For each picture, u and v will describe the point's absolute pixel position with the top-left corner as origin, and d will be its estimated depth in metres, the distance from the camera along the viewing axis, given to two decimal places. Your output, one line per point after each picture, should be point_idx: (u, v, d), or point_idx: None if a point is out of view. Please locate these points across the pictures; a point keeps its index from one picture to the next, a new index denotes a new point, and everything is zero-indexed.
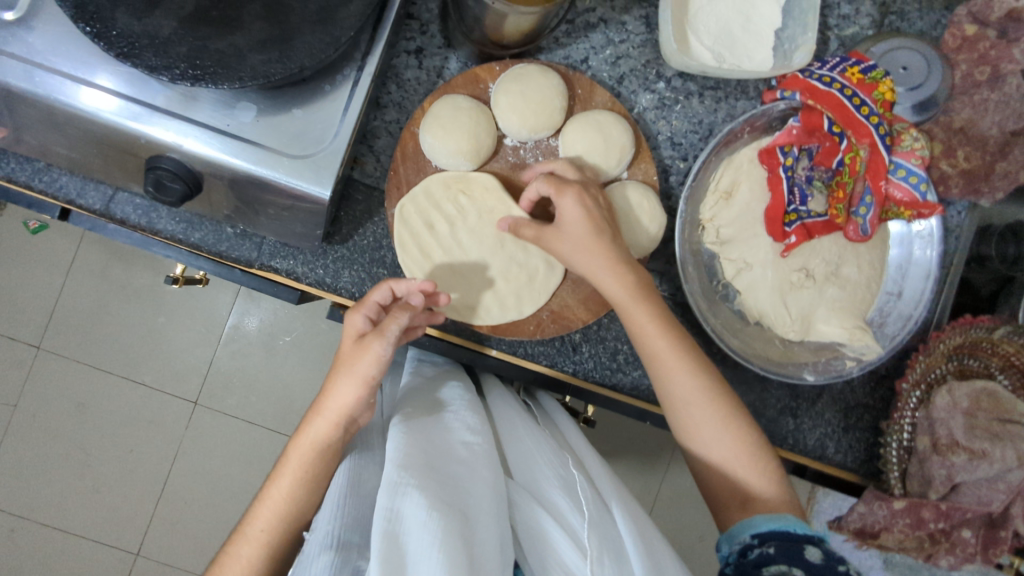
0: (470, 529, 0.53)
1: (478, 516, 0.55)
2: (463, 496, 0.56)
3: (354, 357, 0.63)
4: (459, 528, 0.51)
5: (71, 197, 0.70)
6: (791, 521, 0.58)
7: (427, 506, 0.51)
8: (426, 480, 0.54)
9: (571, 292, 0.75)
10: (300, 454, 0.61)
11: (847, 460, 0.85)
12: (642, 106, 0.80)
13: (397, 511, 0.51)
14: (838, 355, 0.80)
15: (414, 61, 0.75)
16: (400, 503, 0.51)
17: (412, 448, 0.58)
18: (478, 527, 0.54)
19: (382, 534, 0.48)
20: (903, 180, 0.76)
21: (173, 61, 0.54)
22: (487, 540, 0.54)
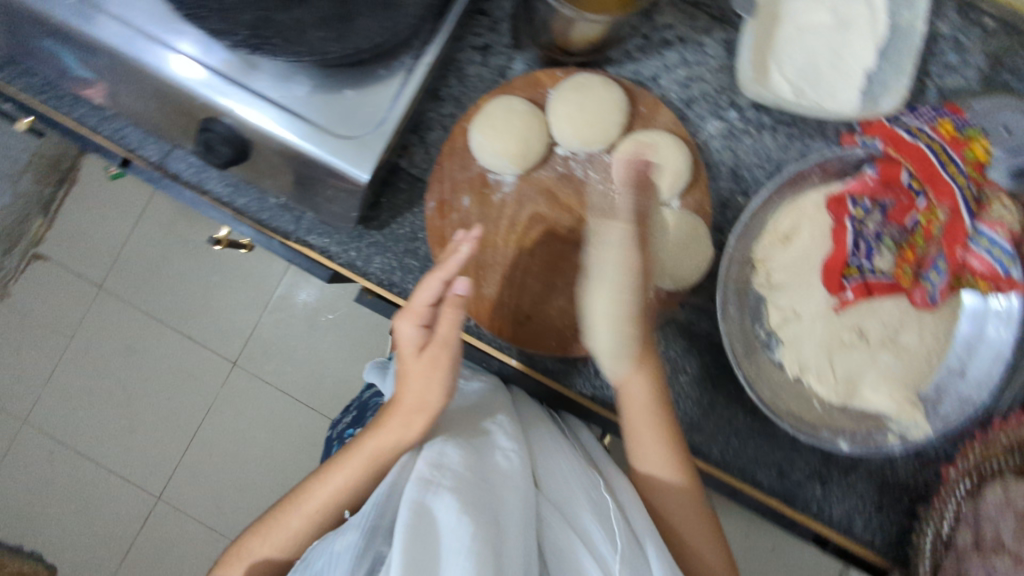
0: (500, 539, 0.55)
1: (509, 528, 0.57)
2: (495, 503, 0.57)
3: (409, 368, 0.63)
4: (489, 539, 0.53)
5: (132, 147, 0.73)
6: None
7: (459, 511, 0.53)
8: (460, 483, 0.56)
9: None
10: (333, 490, 0.62)
11: (874, 541, 0.78)
12: (708, 132, 0.76)
13: (424, 507, 0.53)
14: (881, 427, 0.74)
15: (479, 57, 0.74)
16: (432, 502, 0.53)
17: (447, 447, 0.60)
18: (510, 538, 0.56)
19: (410, 527, 0.50)
20: (984, 252, 0.67)
21: (236, 27, 0.55)
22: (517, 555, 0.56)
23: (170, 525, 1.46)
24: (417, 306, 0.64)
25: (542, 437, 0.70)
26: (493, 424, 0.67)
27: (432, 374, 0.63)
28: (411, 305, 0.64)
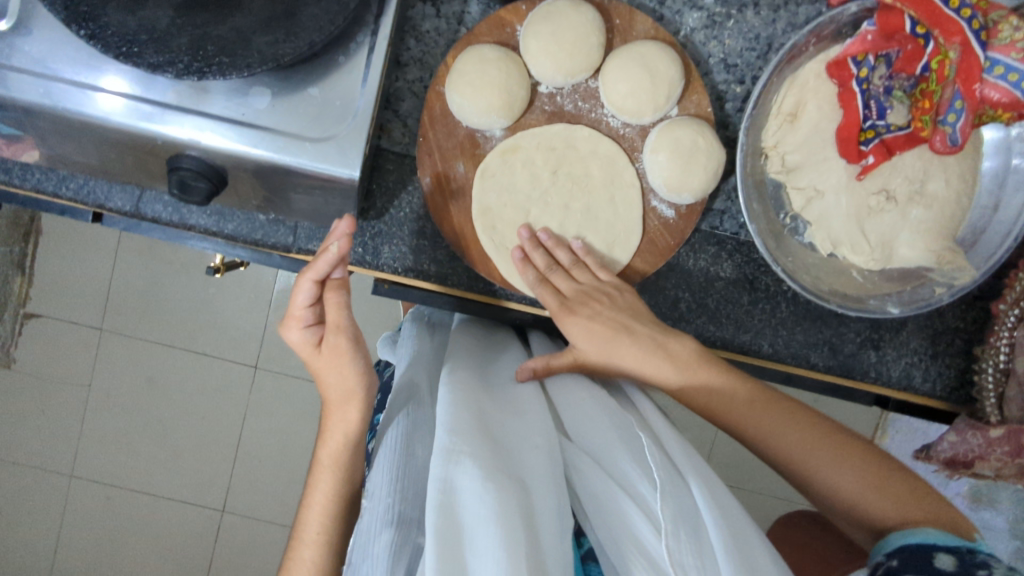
0: (524, 497, 0.49)
1: (535, 481, 0.51)
2: (514, 460, 0.52)
3: (326, 363, 0.66)
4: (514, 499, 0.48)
5: (100, 201, 0.68)
6: (933, 533, 0.52)
7: (480, 476, 0.48)
8: (477, 446, 0.51)
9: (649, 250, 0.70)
10: (322, 503, 0.65)
11: (936, 389, 0.79)
12: (689, 27, 0.71)
13: (448, 482, 0.48)
14: (926, 282, 0.73)
15: (431, 9, 0.68)
16: (452, 474, 0.49)
17: (464, 412, 0.55)
18: (536, 490, 0.51)
19: (436, 508, 0.46)
20: (1000, 80, 0.63)
21: (176, 55, 0.50)
22: (550, 510, 0.50)
23: (243, 532, 1.49)
24: (296, 312, 0.64)
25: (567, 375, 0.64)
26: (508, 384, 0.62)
27: (342, 362, 0.66)
28: (292, 314, 0.64)
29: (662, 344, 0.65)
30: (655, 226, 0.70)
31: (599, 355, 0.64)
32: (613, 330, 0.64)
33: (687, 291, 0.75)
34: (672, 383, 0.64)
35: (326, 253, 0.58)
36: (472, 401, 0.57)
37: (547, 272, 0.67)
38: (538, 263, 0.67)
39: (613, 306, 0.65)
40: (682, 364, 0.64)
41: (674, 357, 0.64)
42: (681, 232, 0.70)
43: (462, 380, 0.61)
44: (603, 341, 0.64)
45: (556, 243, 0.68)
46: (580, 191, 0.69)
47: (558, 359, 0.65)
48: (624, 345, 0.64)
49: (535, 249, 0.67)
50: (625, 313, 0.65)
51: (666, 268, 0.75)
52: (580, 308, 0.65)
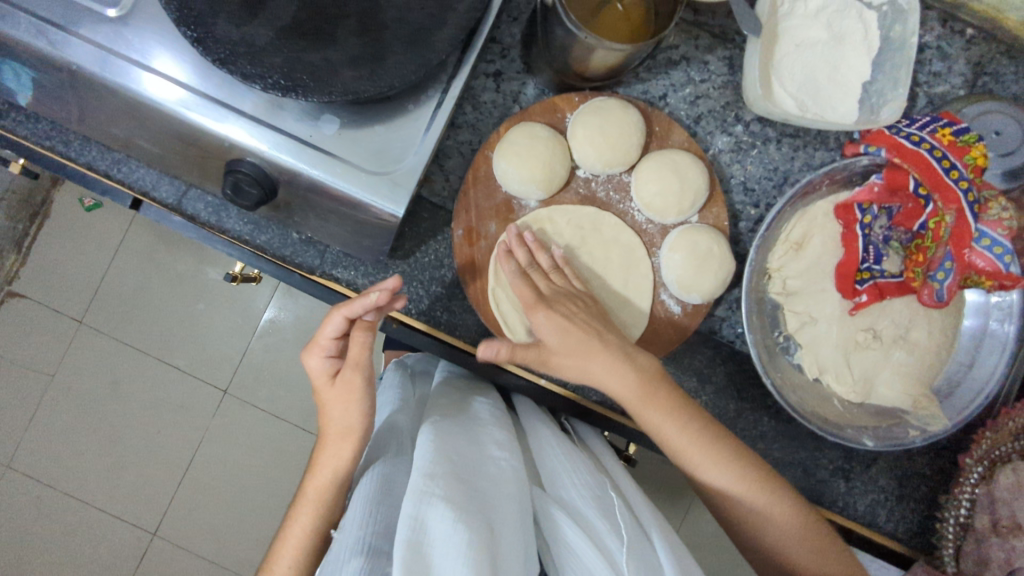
0: (495, 542, 0.50)
1: (507, 531, 0.53)
2: (488, 505, 0.53)
3: (336, 395, 0.66)
4: (486, 540, 0.49)
5: (145, 188, 0.71)
6: None
7: (454, 514, 0.49)
8: (451, 489, 0.52)
9: (653, 339, 0.73)
10: (298, 539, 0.63)
11: (897, 530, 0.81)
12: (717, 147, 0.79)
13: (420, 521, 0.49)
14: (901, 422, 0.77)
15: (492, 84, 0.75)
16: (424, 514, 0.50)
17: (441, 455, 0.57)
18: (507, 540, 0.52)
19: (405, 543, 0.47)
20: (987, 250, 0.70)
21: (268, 71, 0.55)
22: (518, 559, 0.52)
23: (169, 561, 1.41)
24: (322, 340, 0.64)
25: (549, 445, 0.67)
26: (487, 438, 0.65)
27: (350, 398, 0.65)
28: (317, 340, 0.65)
29: (628, 354, 0.65)
30: (661, 319, 0.73)
31: (569, 354, 0.63)
32: (585, 333, 0.64)
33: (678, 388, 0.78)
34: (631, 396, 0.64)
35: (366, 300, 0.60)
36: (451, 449, 0.59)
37: (529, 269, 0.68)
38: (520, 259, 0.68)
39: (587, 312, 0.67)
40: (644, 377, 0.64)
41: (639, 367, 0.65)
42: (683, 328, 0.73)
43: (444, 429, 0.63)
44: (575, 340, 0.63)
45: (538, 247, 0.69)
46: (587, 250, 0.73)
47: (524, 349, 0.64)
48: (595, 349, 0.64)
49: (520, 246, 0.68)
50: (596, 320, 0.66)
51: (662, 360, 0.78)
52: (556, 306, 0.65)
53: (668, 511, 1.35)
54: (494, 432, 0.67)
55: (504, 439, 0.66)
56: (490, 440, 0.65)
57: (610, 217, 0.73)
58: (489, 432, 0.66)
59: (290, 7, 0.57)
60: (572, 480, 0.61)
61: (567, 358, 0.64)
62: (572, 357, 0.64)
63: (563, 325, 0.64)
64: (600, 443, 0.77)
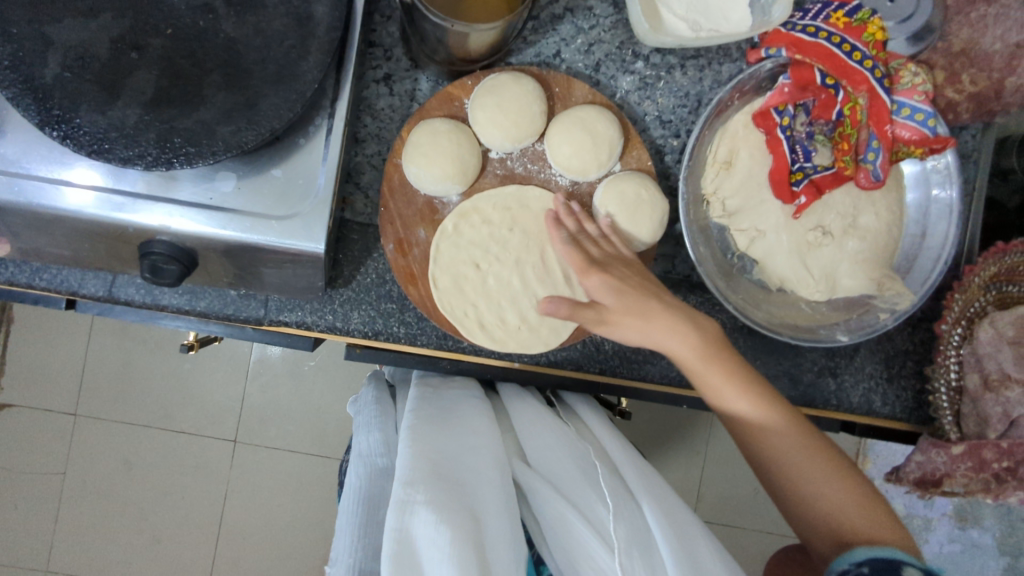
0: (480, 534, 0.52)
1: (492, 520, 0.55)
2: (469, 499, 0.55)
3: None
4: (470, 536, 0.50)
5: (73, 288, 0.71)
6: (892, 550, 0.56)
7: (438, 517, 0.50)
8: (432, 492, 0.53)
9: None
10: None
11: (896, 411, 0.83)
12: (623, 89, 0.78)
13: (405, 531, 0.50)
14: (871, 309, 0.77)
15: (385, 89, 0.74)
16: (409, 522, 0.50)
17: (416, 458, 0.58)
18: (492, 528, 0.54)
19: (392, 556, 0.48)
20: (908, 119, 0.72)
21: (145, 148, 0.54)
22: (505, 544, 0.54)
23: None
24: None
25: (527, 422, 0.69)
26: (469, 430, 0.66)
27: None
28: None
29: (695, 319, 0.65)
30: None
31: (629, 313, 0.64)
32: (642, 294, 0.65)
33: None
34: (692, 357, 0.64)
35: None
36: (432, 449, 0.60)
37: (579, 237, 0.69)
38: (570, 229, 0.70)
39: (642, 278, 0.67)
40: (708, 340, 0.64)
41: (703, 330, 0.65)
42: None
43: (423, 427, 0.64)
44: (633, 303, 0.64)
45: (587, 218, 0.70)
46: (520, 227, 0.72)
47: (584, 312, 0.65)
48: (655, 307, 0.64)
49: (569, 216, 0.70)
50: (650, 284, 0.67)
51: None
52: (611, 271, 0.66)
53: (691, 435, 1.37)
54: (473, 423, 0.68)
55: (482, 428, 0.67)
56: (470, 431, 0.66)
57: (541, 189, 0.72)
58: (467, 425, 0.67)
59: (150, 78, 0.55)
60: (554, 454, 0.63)
61: (649, 329, 0.64)
62: (631, 316, 0.64)
63: (631, 298, 0.65)
64: (584, 404, 0.80)
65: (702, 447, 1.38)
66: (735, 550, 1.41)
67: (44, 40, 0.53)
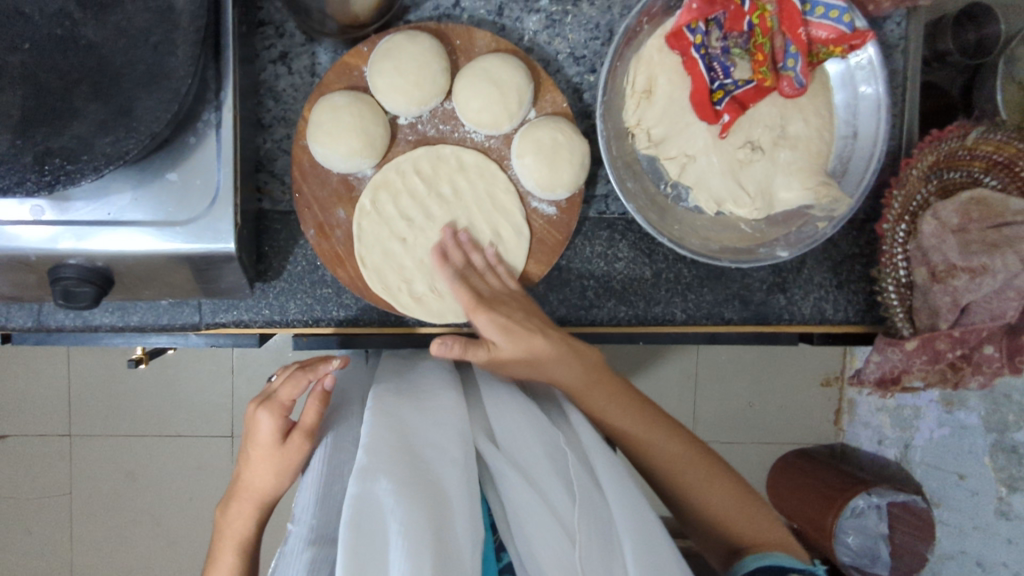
0: (442, 516, 0.52)
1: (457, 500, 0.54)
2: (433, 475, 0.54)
3: (266, 459, 0.63)
4: (429, 516, 0.51)
5: (2, 323, 0.70)
6: (779, 556, 0.63)
7: (401, 497, 0.50)
8: (398, 466, 0.53)
9: (542, 247, 0.72)
10: (240, 520, 0.64)
11: (849, 315, 0.83)
12: (531, 30, 0.75)
13: (365, 497, 0.50)
14: (808, 219, 0.76)
15: (282, 68, 0.71)
16: (370, 492, 0.50)
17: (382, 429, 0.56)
18: (458, 507, 0.54)
19: (350, 526, 0.48)
20: (823, 18, 0.70)
21: (23, 172, 0.52)
22: (466, 527, 0.53)
23: None
24: (249, 485, 0.64)
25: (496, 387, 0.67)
26: (436, 394, 0.64)
27: (269, 463, 0.63)
28: (242, 485, 0.65)
29: (571, 346, 0.67)
30: (541, 225, 0.72)
31: (518, 350, 0.64)
32: (529, 328, 0.65)
33: (592, 277, 0.78)
34: (575, 384, 0.67)
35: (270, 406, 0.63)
36: (398, 422, 0.58)
37: (466, 272, 0.69)
38: (457, 263, 0.69)
39: (526, 312, 0.67)
40: (590, 368, 0.67)
41: (585, 362, 0.67)
42: (566, 226, 0.72)
43: (393, 396, 0.62)
44: (521, 339, 0.64)
45: (473, 246, 0.70)
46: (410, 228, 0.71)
47: (473, 350, 0.62)
48: (541, 342, 0.64)
49: (456, 247, 0.70)
50: (536, 318, 0.67)
51: (567, 258, 0.78)
52: (500, 305, 0.66)
53: (679, 359, 1.39)
54: (443, 388, 0.66)
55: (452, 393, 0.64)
56: (440, 398, 0.64)
57: (429, 151, 0.70)
58: (436, 390, 0.65)
59: (16, 99, 0.52)
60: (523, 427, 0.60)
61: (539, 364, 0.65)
62: (519, 348, 0.64)
63: (511, 329, 0.64)
64: None
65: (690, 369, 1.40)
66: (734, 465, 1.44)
67: None
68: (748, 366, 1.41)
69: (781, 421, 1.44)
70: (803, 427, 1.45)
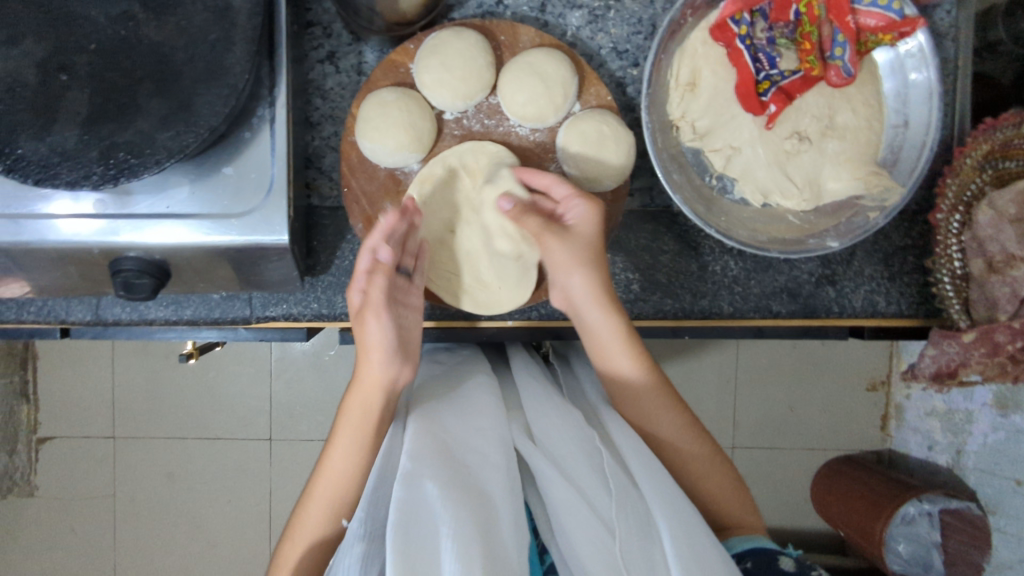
0: (486, 516, 0.52)
1: (497, 497, 0.54)
2: (473, 480, 0.55)
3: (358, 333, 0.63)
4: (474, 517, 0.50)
5: (62, 316, 0.72)
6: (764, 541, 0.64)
7: (444, 497, 0.50)
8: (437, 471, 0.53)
9: None
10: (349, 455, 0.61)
11: (902, 308, 0.81)
12: (574, 26, 0.75)
13: (410, 500, 0.50)
14: (859, 210, 0.75)
15: (330, 67, 0.73)
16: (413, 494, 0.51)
17: (421, 437, 0.57)
18: (501, 509, 0.53)
19: (397, 532, 0.48)
20: (872, 6, 0.69)
21: (89, 166, 0.54)
22: (511, 523, 0.53)
23: None
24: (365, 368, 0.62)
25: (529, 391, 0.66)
26: (471, 405, 0.64)
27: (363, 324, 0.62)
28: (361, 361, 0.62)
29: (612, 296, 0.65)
30: None
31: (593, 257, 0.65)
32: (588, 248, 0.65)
33: (637, 271, 0.77)
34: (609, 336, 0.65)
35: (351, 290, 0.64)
36: (437, 432, 0.58)
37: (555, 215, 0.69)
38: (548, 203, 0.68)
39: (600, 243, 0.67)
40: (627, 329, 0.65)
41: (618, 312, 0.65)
42: (613, 217, 0.72)
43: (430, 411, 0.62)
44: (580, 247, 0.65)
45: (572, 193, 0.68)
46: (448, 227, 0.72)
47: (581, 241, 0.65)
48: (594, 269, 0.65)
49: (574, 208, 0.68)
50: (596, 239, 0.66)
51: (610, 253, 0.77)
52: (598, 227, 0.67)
53: (719, 361, 1.38)
54: (478, 397, 0.65)
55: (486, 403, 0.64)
56: (476, 406, 0.64)
57: (471, 144, 0.71)
58: (472, 400, 0.65)
59: (84, 97, 0.54)
60: (558, 426, 0.60)
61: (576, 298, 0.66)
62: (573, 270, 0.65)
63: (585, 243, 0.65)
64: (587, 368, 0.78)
65: (729, 371, 1.38)
66: (776, 470, 1.41)
67: None
68: (789, 366, 1.39)
69: (825, 425, 1.41)
70: (849, 431, 1.41)
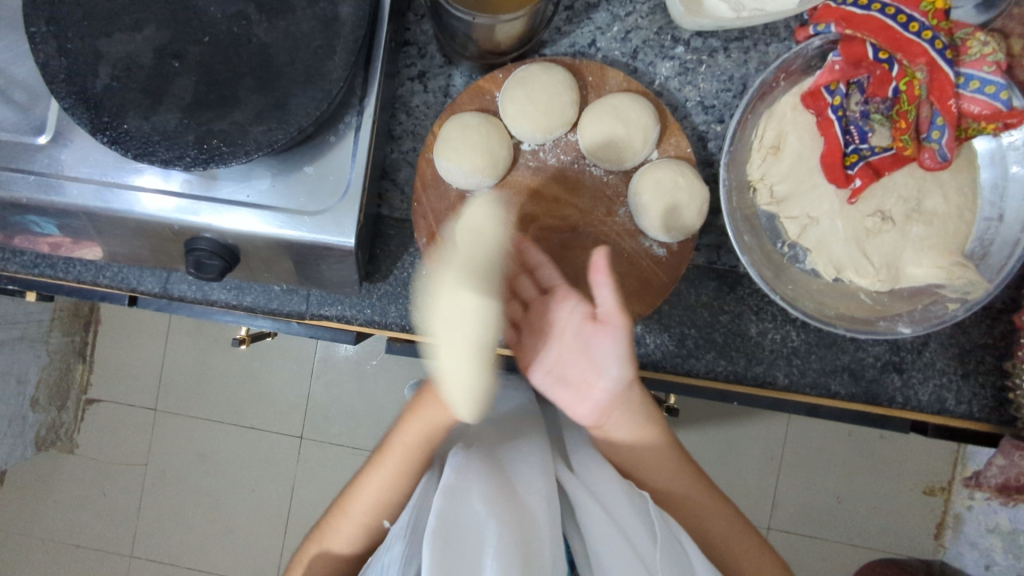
0: (528, 539, 0.58)
1: (537, 521, 0.62)
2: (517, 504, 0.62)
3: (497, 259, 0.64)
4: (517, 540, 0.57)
5: (133, 285, 0.76)
6: None
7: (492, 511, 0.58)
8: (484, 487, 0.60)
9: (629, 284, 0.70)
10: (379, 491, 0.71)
11: (973, 410, 0.75)
12: (663, 75, 0.75)
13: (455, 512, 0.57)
14: (938, 299, 0.71)
15: (419, 86, 0.75)
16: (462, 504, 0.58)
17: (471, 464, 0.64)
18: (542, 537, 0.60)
19: (441, 533, 0.54)
20: (978, 93, 0.66)
21: (183, 149, 0.57)
22: (546, 550, 0.60)
23: None
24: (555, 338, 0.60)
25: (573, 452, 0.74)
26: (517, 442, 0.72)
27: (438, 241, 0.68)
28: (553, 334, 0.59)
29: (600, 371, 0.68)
30: (649, 265, 0.70)
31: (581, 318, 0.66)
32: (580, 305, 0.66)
33: (693, 326, 0.76)
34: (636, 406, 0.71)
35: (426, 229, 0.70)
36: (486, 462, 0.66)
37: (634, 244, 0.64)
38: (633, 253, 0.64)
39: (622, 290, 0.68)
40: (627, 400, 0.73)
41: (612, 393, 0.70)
42: (676, 268, 0.70)
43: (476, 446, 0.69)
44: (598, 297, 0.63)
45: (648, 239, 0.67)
46: None
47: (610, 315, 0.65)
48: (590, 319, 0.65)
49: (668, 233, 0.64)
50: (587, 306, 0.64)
51: (669, 304, 0.75)
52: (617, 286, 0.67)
53: (764, 434, 1.32)
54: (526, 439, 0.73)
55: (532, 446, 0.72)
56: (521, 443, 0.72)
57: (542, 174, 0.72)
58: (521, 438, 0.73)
59: (190, 83, 0.57)
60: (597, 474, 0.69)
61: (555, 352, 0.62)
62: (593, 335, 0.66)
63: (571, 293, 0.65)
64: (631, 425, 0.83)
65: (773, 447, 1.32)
66: (808, 561, 1.33)
67: (96, 53, 0.57)
68: (837, 453, 1.32)
69: (869, 523, 1.32)
70: (896, 534, 1.32)
